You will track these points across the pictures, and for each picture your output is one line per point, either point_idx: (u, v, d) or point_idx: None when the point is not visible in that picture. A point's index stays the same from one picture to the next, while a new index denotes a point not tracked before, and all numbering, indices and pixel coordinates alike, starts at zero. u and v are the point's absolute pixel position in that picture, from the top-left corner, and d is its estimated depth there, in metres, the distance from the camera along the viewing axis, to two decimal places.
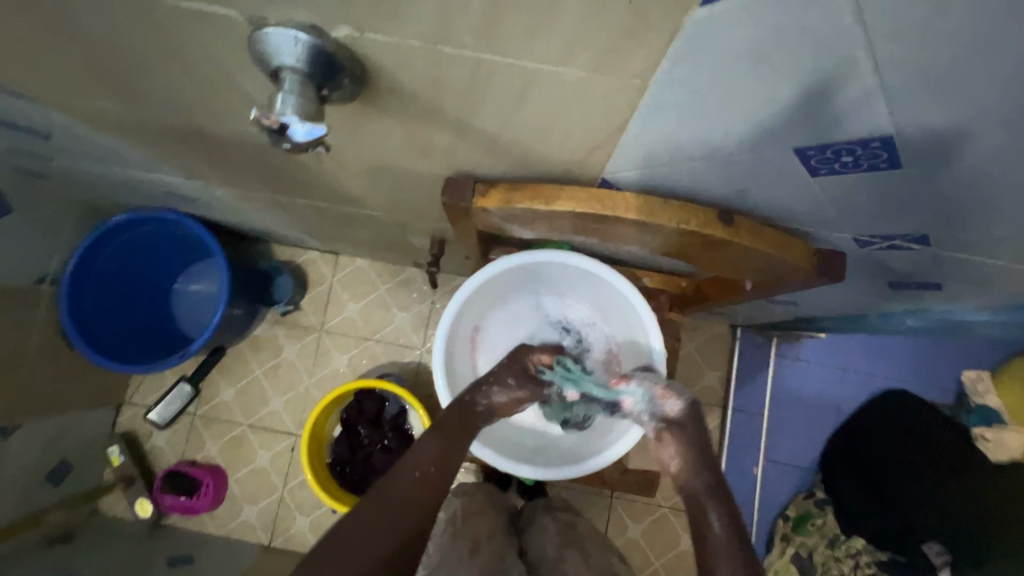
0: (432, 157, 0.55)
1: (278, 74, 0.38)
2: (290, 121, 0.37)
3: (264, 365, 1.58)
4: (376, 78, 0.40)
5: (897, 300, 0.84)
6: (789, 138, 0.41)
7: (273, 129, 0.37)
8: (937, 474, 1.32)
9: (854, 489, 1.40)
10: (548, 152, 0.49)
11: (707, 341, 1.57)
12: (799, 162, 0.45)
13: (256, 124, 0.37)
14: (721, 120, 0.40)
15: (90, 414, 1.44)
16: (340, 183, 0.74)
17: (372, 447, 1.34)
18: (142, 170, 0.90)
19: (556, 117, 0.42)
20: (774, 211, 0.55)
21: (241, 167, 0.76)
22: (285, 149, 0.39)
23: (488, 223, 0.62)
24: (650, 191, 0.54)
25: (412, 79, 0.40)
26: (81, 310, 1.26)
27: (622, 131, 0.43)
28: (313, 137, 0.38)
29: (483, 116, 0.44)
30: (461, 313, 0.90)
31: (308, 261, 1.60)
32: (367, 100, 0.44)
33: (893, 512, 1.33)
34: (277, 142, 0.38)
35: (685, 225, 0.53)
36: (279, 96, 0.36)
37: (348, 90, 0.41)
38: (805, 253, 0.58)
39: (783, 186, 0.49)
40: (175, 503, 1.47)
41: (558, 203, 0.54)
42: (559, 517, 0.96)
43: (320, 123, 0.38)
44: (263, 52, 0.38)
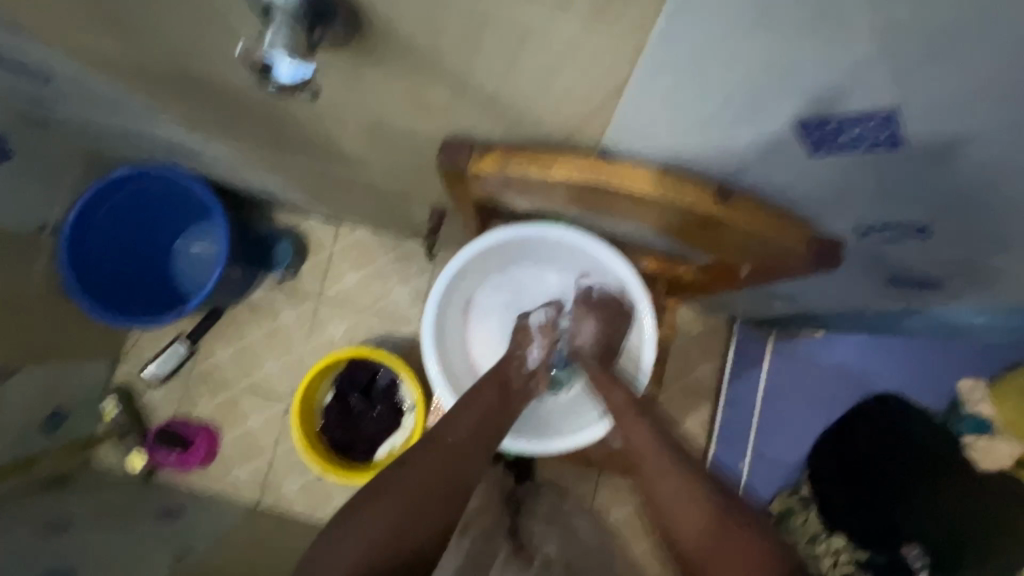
0: (431, 116, 0.54)
1: (268, 11, 0.37)
2: (274, 61, 0.37)
3: (261, 329, 1.58)
4: (371, 22, 0.39)
5: (895, 298, 0.83)
6: (793, 108, 0.41)
7: (261, 66, 0.38)
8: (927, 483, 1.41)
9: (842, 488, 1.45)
10: (545, 115, 0.48)
11: (705, 333, 1.57)
12: (799, 137, 0.44)
13: (248, 63, 0.38)
14: (722, 85, 0.40)
15: (86, 365, 1.46)
16: (342, 144, 0.74)
17: (362, 415, 1.35)
18: (145, 121, 0.89)
19: (556, 74, 0.41)
20: (773, 191, 0.53)
21: (244, 122, 0.76)
22: (272, 90, 0.39)
23: (485, 189, 0.61)
24: (649, 161, 0.53)
25: (411, 25, 0.39)
26: (80, 262, 1.27)
27: (621, 94, 0.43)
28: (297, 79, 0.38)
29: (482, 72, 0.43)
30: (458, 277, 0.90)
31: (309, 228, 1.60)
32: (363, 47, 0.43)
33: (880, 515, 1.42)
34: (265, 81, 0.39)
35: (681, 201, 0.52)
36: (268, 33, 0.37)
37: (344, 35, 0.40)
38: (804, 239, 0.57)
39: (784, 165, 0.49)
40: (167, 459, 1.52)
41: (556, 170, 0.53)
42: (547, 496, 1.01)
43: (308, 64, 0.38)
44: None
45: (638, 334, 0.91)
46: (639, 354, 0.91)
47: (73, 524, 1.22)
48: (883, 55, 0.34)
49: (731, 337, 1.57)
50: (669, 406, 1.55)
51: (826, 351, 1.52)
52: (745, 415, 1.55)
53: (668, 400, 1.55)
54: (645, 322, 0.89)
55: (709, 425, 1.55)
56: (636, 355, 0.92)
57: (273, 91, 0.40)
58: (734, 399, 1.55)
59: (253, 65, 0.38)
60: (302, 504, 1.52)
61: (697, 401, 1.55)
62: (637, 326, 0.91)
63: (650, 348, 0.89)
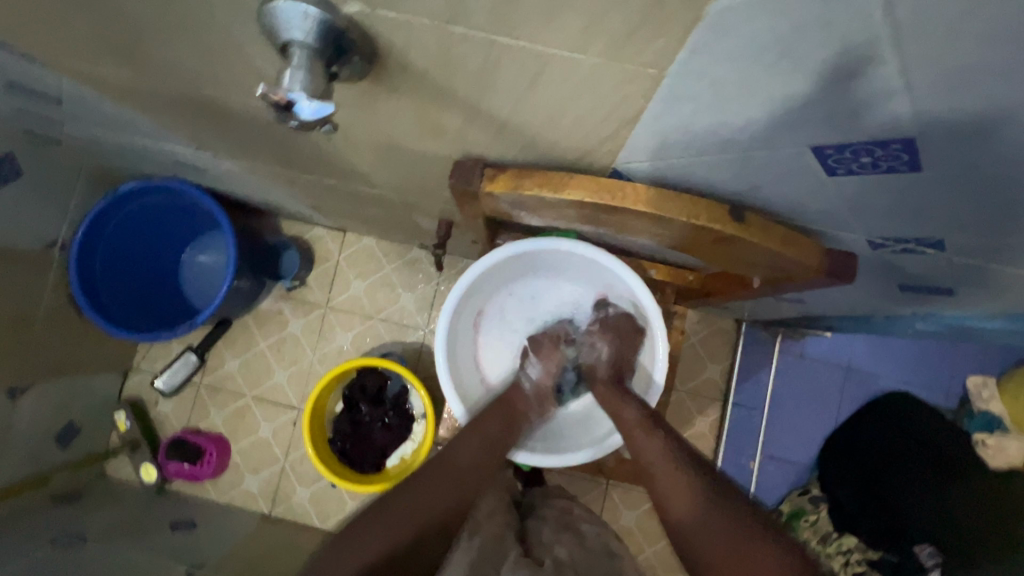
0: (443, 139, 0.54)
1: (287, 48, 0.37)
2: (298, 99, 0.36)
3: (269, 339, 1.59)
4: (386, 57, 0.40)
5: (905, 303, 0.83)
6: (808, 134, 0.41)
7: (279, 104, 0.37)
8: (937, 476, 1.32)
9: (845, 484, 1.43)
10: (558, 138, 0.49)
11: (712, 335, 1.57)
12: (815, 159, 0.44)
13: (264, 101, 0.37)
14: (738, 112, 0.40)
15: (98, 378, 1.47)
16: (350, 161, 0.74)
17: (372, 424, 1.35)
18: (153, 140, 0.90)
19: (572, 102, 0.42)
20: (787, 208, 0.54)
21: (251, 141, 0.76)
22: (293, 126, 0.39)
23: (495, 207, 0.62)
24: (662, 182, 0.53)
25: (428, 58, 0.39)
26: (89, 278, 1.27)
27: (635, 121, 0.44)
28: (320, 115, 0.38)
29: (498, 99, 0.43)
30: (472, 287, 0.90)
31: (315, 237, 1.60)
32: (377, 78, 0.43)
33: (887, 512, 1.34)
34: (284, 118, 0.38)
35: (695, 219, 0.52)
36: (288, 71, 0.36)
37: (359, 68, 0.40)
38: (817, 254, 0.57)
39: (798, 184, 0.49)
40: (179, 470, 1.51)
41: (568, 192, 0.53)
42: (557, 503, 1.01)
43: (327, 102, 0.38)
44: (272, 25, 0.37)
45: (650, 356, 0.90)
46: (649, 376, 0.90)
47: (88, 536, 1.23)
48: (901, 91, 0.34)
49: (738, 339, 1.56)
50: (677, 408, 1.55)
51: (833, 350, 1.54)
52: (754, 416, 1.54)
53: (677, 403, 1.55)
54: (657, 342, 0.88)
55: (717, 427, 1.55)
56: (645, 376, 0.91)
57: (293, 126, 0.39)
58: (742, 400, 1.54)
59: (271, 102, 0.37)
60: (313, 512, 1.53)
61: (705, 403, 1.55)
62: (650, 347, 0.90)
63: (661, 369, 0.88)
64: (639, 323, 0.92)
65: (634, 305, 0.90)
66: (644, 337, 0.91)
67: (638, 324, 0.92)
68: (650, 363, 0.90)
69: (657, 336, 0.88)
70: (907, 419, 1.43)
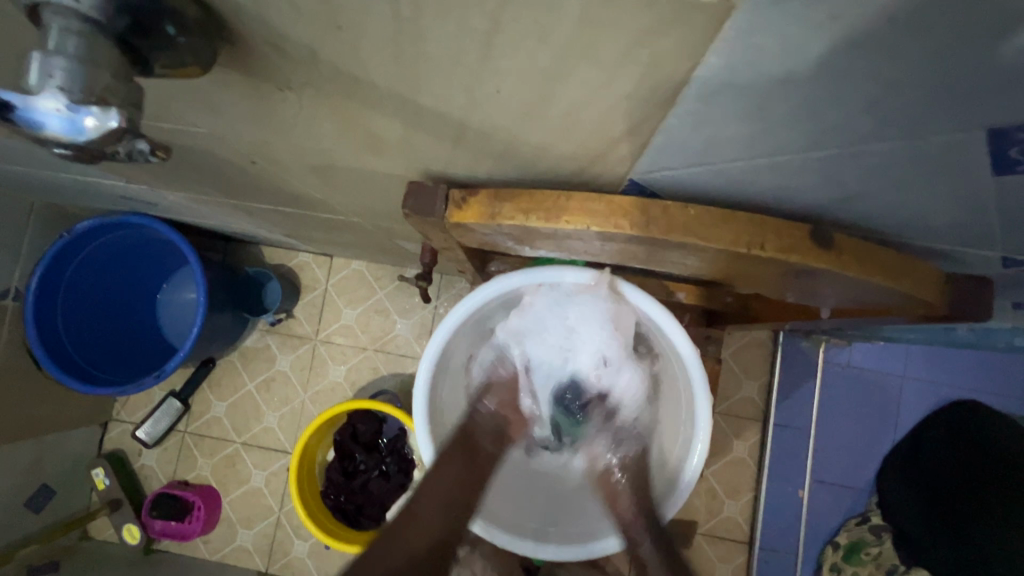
0: (390, 149, 0.39)
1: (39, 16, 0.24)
2: (24, 101, 0.24)
3: (257, 378, 1.45)
4: (247, 17, 0.25)
5: (1008, 319, 0.65)
6: (957, 110, 0.25)
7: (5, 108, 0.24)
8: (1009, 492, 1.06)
9: (906, 507, 1.21)
10: (544, 141, 0.33)
11: (745, 348, 1.38)
12: (977, 147, 0.27)
13: None
14: (866, 69, 0.23)
15: (73, 434, 1.35)
16: (295, 188, 0.59)
17: (368, 473, 1.21)
18: (74, 173, 0.76)
19: (562, 78, 0.26)
20: (892, 222, 0.37)
21: (174, 167, 0.61)
22: (60, 152, 0.26)
23: (474, 239, 0.46)
24: (705, 196, 0.37)
25: (318, 14, 0.24)
26: (51, 327, 1.13)
27: (667, 112, 0.28)
28: (76, 129, 0.25)
29: (445, 79, 0.28)
30: (468, 323, 0.74)
31: (299, 265, 1.46)
32: (250, 54, 0.29)
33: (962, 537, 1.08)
34: (43, 143, 0.26)
35: (759, 249, 0.36)
36: (35, 56, 0.24)
37: (191, 48, 0.26)
38: (933, 282, 0.40)
39: (923, 190, 0.32)
40: (166, 528, 1.38)
41: (567, 221, 0.37)
42: None
43: (91, 108, 0.25)
44: None
45: (690, 419, 0.72)
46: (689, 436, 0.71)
47: None
48: None
49: (776, 350, 1.36)
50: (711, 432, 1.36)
51: (884, 361, 1.35)
52: (802, 438, 1.35)
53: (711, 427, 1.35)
54: (699, 404, 0.70)
55: (758, 452, 1.35)
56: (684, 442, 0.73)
57: (65, 154, 0.26)
58: (786, 420, 1.34)
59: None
60: (313, 567, 1.38)
61: (742, 425, 1.36)
62: (689, 406, 0.72)
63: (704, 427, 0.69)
64: (677, 375, 0.74)
65: (672, 354, 0.72)
66: (684, 392, 0.73)
67: (676, 374, 0.74)
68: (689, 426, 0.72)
69: (699, 396, 0.70)
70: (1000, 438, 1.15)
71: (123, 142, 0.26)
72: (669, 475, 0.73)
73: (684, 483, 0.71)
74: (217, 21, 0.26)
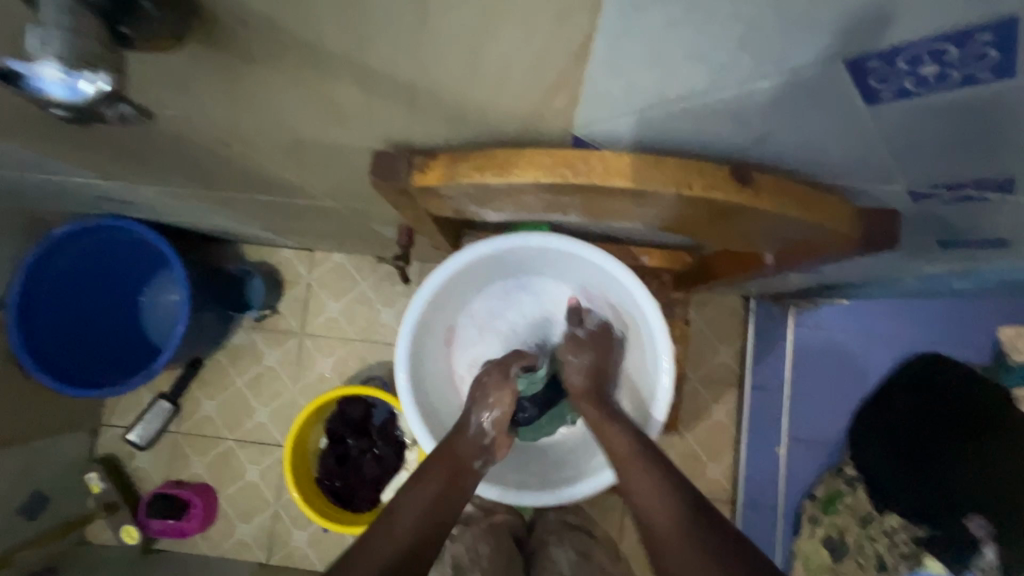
0: (354, 119, 0.42)
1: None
2: (26, 69, 0.27)
3: (246, 375, 1.47)
4: None
5: (940, 261, 0.71)
6: (826, 45, 0.29)
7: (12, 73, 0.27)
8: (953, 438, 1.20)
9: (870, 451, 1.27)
10: (488, 101, 0.37)
11: (720, 316, 1.41)
12: (852, 80, 0.32)
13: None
14: (739, 13, 0.27)
15: (63, 440, 1.35)
16: (270, 171, 0.61)
17: (361, 457, 1.25)
18: (50, 173, 0.77)
19: (497, 34, 0.30)
20: (803, 158, 0.42)
21: (148, 157, 0.63)
22: (60, 113, 0.30)
23: (441, 204, 0.51)
24: (637, 145, 0.42)
25: None
26: (35, 333, 1.14)
27: (585, 61, 0.32)
28: (76, 96, 0.28)
29: (390, 41, 0.31)
30: (446, 290, 0.78)
31: (281, 260, 1.48)
32: (211, 27, 0.32)
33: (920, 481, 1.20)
34: (45, 106, 0.29)
35: (686, 189, 0.41)
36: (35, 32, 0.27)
37: (167, 23, 0.30)
38: (848, 215, 0.46)
39: (819, 126, 0.37)
40: (164, 527, 1.39)
41: (517, 173, 0.42)
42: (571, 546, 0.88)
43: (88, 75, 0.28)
44: None
45: (653, 372, 0.78)
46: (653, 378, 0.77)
47: None
48: None
49: (749, 316, 1.40)
50: (691, 398, 1.40)
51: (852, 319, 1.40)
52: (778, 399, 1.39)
53: (691, 393, 1.40)
54: (660, 357, 0.75)
55: (737, 415, 1.39)
56: (648, 394, 0.78)
57: (63, 115, 0.30)
58: (762, 382, 1.39)
59: None
60: (314, 555, 1.41)
61: (721, 390, 1.40)
62: (652, 357, 0.78)
63: (668, 370, 0.75)
64: (641, 335, 0.79)
65: (634, 308, 0.77)
66: (647, 348, 0.79)
67: (639, 334, 0.80)
68: (653, 378, 0.78)
69: (661, 350, 0.75)
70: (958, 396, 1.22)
71: (109, 105, 0.30)
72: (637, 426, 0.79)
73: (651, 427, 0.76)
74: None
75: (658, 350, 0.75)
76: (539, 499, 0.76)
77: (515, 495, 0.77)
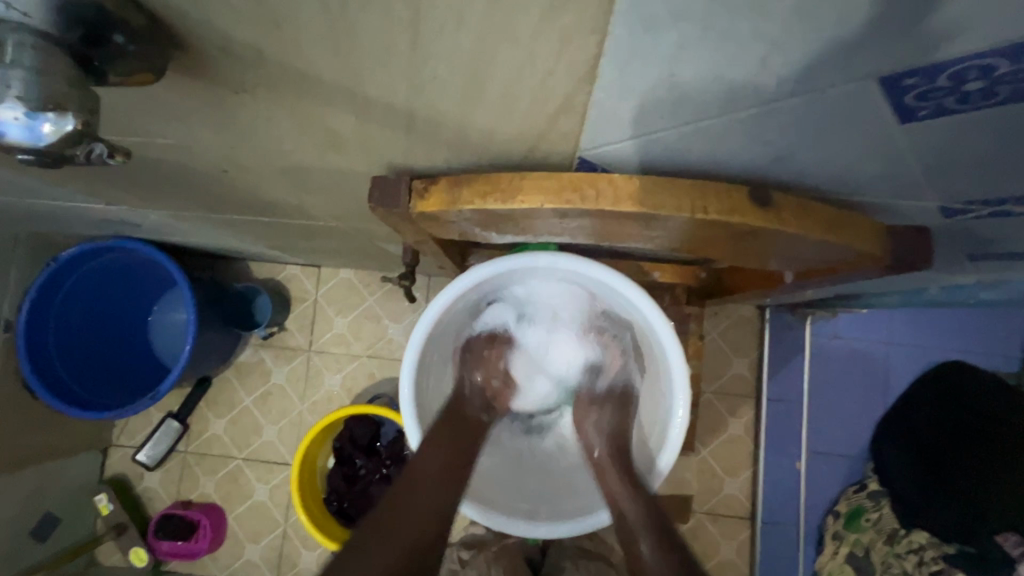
0: (351, 145, 0.41)
1: None
2: None
3: (254, 394, 1.46)
4: (184, 23, 0.27)
5: (968, 273, 0.67)
6: (856, 58, 0.26)
7: None
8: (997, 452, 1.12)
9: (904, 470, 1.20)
10: (488, 124, 0.35)
11: (734, 327, 1.38)
12: (884, 96, 0.29)
13: None
14: (759, 31, 0.25)
15: (73, 461, 1.34)
16: (270, 195, 0.60)
17: (369, 477, 1.23)
18: (53, 199, 0.77)
19: (494, 58, 0.28)
20: (826, 177, 0.39)
21: (146, 182, 0.62)
22: (31, 159, 0.29)
23: (444, 228, 0.49)
24: (649, 167, 0.39)
25: (257, 13, 0.26)
26: (42, 356, 1.14)
27: (592, 84, 0.30)
28: (33, 138, 0.27)
29: (383, 68, 0.30)
30: (454, 308, 0.76)
31: (288, 277, 1.47)
32: (192, 57, 0.30)
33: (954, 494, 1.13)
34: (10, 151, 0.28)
35: (702, 213, 0.39)
36: None
37: (144, 56, 0.28)
38: (874, 236, 0.44)
39: (845, 143, 0.35)
40: (172, 548, 1.38)
41: (521, 199, 0.40)
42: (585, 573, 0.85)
43: (41, 117, 0.27)
44: None
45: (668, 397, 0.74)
46: (669, 403, 0.74)
47: None
48: None
49: (764, 327, 1.36)
50: (706, 413, 1.36)
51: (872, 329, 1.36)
52: (797, 413, 1.34)
53: (705, 407, 1.36)
54: (676, 381, 0.72)
55: (754, 429, 1.35)
56: (664, 421, 0.74)
57: (30, 160, 0.29)
58: (779, 395, 1.34)
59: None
60: None
61: (737, 403, 1.36)
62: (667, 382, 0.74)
63: (683, 396, 0.72)
64: (656, 358, 0.76)
65: (648, 331, 0.74)
66: (662, 372, 0.75)
67: (654, 357, 0.77)
68: (668, 405, 0.74)
69: (676, 376, 0.72)
70: (991, 410, 1.17)
71: (80, 146, 0.29)
72: (646, 458, 0.75)
73: (666, 456, 0.72)
74: (162, 27, 0.28)
75: (673, 372, 0.72)
76: (549, 531, 0.72)
77: (523, 527, 0.73)
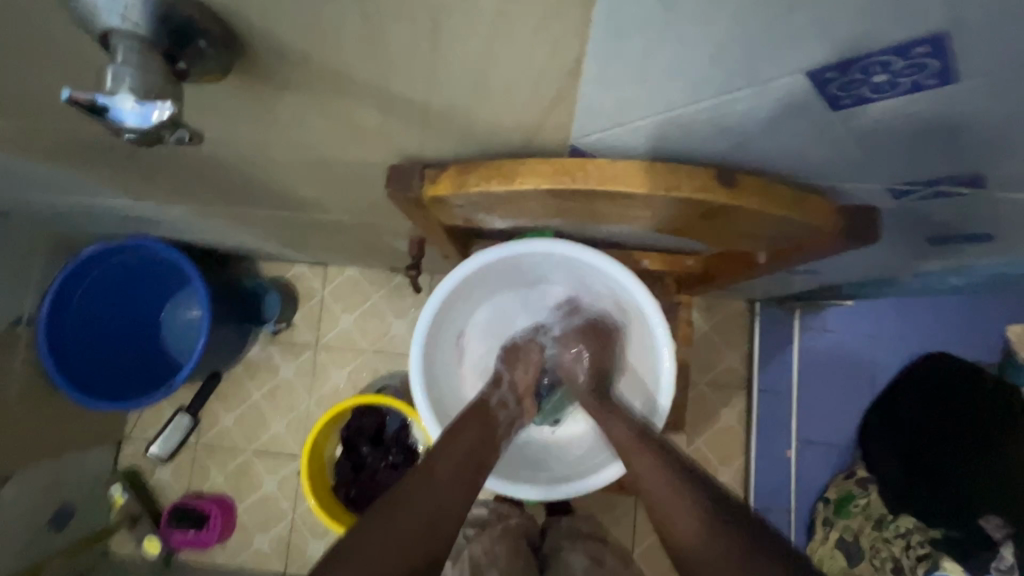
0: (371, 137, 0.46)
1: (107, 39, 0.32)
2: (108, 101, 0.32)
3: (263, 388, 1.51)
4: (245, 30, 0.33)
5: (931, 257, 0.73)
6: (793, 57, 0.32)
7: (93, 106, 0.32)
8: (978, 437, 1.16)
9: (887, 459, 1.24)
10: (492, 117, 0.41)
11: (726, 320, 1.43)
12: (817, 90, 0.35)
13: (77, 105, 0.32)
14: (710, 37, 0.31)
15: (88, 454, 1.39)
16: (290, 187, 0.66)
17: (375, 465, 1.28)
18: (84, 195, 0.83)
19: (498, 59, 0.34)
20: (783, 161, 0.45)
21: (175, 176, 0.67)
22: (133, 138, 0.35)
23: (450, 213, 0.55)
24: (628, 154, 0.45)
25: (306, 23, 0.32)
26: (63, 350, 1.19)
27: (577, 81, 0.36)
28: (147, 122, 0.33)
29: (403, 67, 0.35)
30: (457, 295, 0.82)
31: (296, 275, 1.52)
32: (247, 61, 0.36)
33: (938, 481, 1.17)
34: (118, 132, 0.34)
35: (676, 191, 0.45)
36: (113, 68, 0.32)
37: (214, 59, 0.34)
38: (829, 213, 0.50)
39: (791, 130, 0.40)
40: (184, 538, 1.42)
41: (519, 181, 0.46)
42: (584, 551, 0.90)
43: (156, 105, 0.33)
44: (80, 12, 0.31)
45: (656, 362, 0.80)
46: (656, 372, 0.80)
47: None
48: None
49: (754, 320, 1.42)
50: (699, 403, 1.41)
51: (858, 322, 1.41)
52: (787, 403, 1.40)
53: (697, 398, 1.41)
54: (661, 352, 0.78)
55: (746, 418, 1.40)
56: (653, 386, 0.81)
57: (132, 139, 0.35)
58: (770, 385, 1.39)
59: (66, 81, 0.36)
60: None
61: (729, 393, 1.41)
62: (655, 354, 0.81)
63: (669, 368, 0.78)
64: (643, 331, 0.82)
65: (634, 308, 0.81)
66: (649, 345, 0.82)
67: (640, 333, 0.83)
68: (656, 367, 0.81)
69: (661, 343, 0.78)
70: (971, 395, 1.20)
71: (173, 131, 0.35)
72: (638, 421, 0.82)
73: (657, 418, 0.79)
74: (229, 36, 0.34)
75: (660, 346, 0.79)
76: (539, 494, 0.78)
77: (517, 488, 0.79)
